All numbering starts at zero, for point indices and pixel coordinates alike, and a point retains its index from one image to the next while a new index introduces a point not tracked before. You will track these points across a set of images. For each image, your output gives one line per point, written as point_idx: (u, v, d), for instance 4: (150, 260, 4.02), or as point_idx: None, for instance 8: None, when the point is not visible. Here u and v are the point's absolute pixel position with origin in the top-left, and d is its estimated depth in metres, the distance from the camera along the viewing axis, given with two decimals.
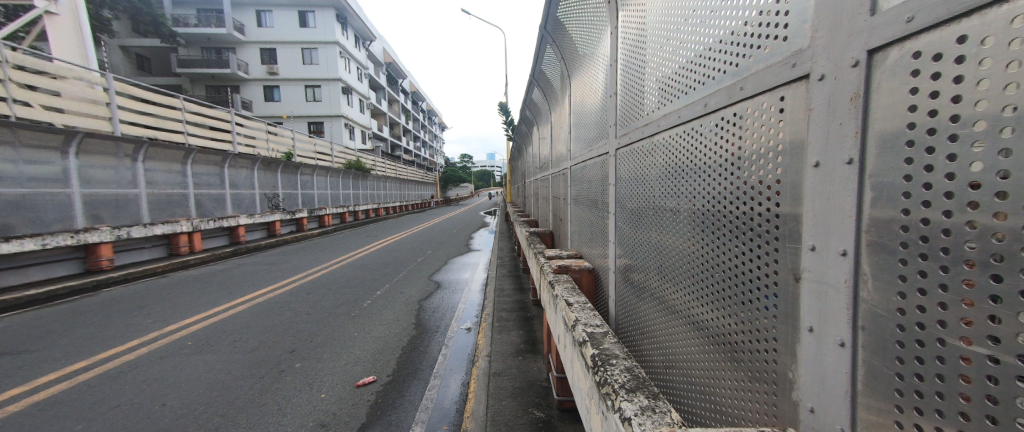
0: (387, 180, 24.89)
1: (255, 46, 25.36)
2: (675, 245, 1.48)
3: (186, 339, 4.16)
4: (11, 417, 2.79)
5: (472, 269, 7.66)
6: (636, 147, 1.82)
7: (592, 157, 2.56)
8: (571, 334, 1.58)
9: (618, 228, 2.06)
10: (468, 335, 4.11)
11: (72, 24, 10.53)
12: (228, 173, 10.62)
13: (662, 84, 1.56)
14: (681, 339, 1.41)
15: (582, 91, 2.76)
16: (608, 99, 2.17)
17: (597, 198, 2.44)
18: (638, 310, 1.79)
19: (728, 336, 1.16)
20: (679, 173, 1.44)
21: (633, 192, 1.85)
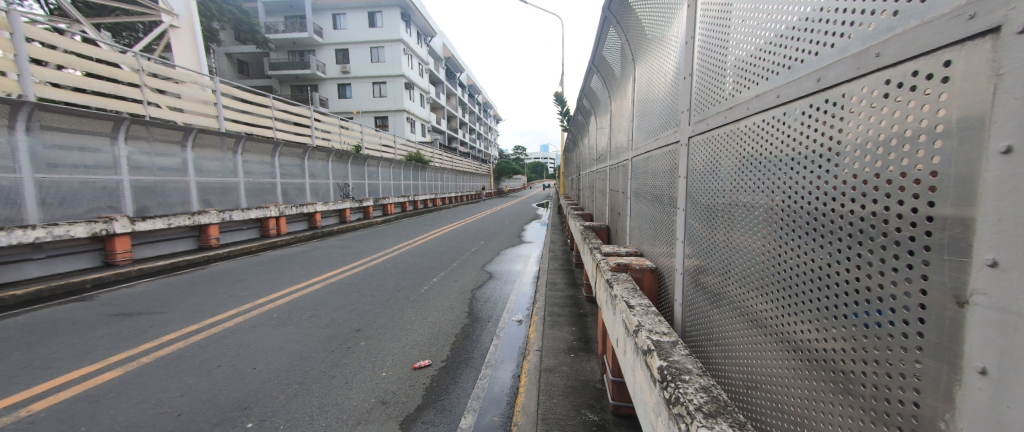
0: (443, 171, 25.78)
1: (332, 47, 27.57)
2: (761, 248, 1.31)
3: (273, 311, 4.66)
4: (142, 367, 3.30)
5: (525, 261, 7.68)
6: (715, 135, 1.62)
7: (658, 147, 2.38)
8: (634, 340, 1.49)
9: (689, 226, 1.88)
10: (519, 327, 4.12)
11: (189, 34, 12.07)
12: (306, 164, 11.64)
13: (752, 60, 1.36)
14: (768, 357, 1.24)
15: (649, 74, 2.58)
16: (682, 83, 1.97)
17: (663, 192, 2.26)
18: (712, 317, 1.62)
19: (835, 362, 0.98)
20: (769, 167, 1.25)
21: (708, 187, 1.68)
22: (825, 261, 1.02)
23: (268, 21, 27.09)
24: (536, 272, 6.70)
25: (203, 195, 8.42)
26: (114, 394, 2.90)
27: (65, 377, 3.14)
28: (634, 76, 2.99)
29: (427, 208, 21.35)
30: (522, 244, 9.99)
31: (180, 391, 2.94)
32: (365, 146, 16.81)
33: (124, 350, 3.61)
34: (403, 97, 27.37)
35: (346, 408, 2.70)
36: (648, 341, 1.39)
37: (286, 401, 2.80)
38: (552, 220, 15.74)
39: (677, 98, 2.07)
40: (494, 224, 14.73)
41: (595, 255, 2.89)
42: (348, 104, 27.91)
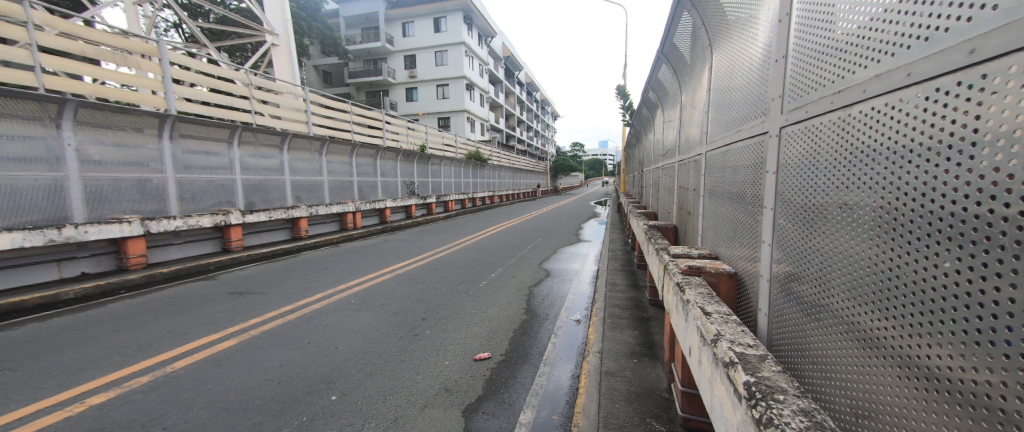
0: (502, 169, 26.20)
1: (401, 54, 29.43)
2: (875, 254, 1.11)
3: (351, 297, 5.11)
4: (249, 339, 3.80)
5: (583, 260, 7.52)
6: (815, 125, 1.42)
7: (739, 140, 2.17)
8: (712, 350, 1.37)
9: (780, 227, 1.68)
10: (579, 326, 4.06)
11: (286, 54, 13.46)
12: (377, 163, 12.54)
13: (868, 33, 1.16)
14: (881, 384, 1.04)
15: (730, 60, 2.36)
16: (775, 66, 1.76)
17: (746, 189, 2.06)
18: (807, 333, 1.42)
19: (985, 401, 0.78)
20: (890, 160, 1.05)
21: (805, 184, 1.47)
22: (971, 274, 0.82)
23: (347, 34, 29.60)
24: (596, 271, 6.54)
25: (295, 191, 9.44)
26: (229, 361, 3.37)
27: (196, 343, 3.73)
28: (710, 62, 2.77)
29: (485, 206, 21.85)
30: (581, 242, 9.81)
31: (279, 361, 3.34)
32: (430, 145, 17.65)
33: (233, 324, 4.18)
34: (464, 98, 28.32)
35: (413, 391, 2.86)
36: (731, 354, 1.27)
37: (363, 380, 3.04)
38: (612, 219, 15.26)
39: (766, 84, 1.86)
40: (552, 221, 14.70)
41: (662, 256, 2.75)
42: (414, 107, 29.50)
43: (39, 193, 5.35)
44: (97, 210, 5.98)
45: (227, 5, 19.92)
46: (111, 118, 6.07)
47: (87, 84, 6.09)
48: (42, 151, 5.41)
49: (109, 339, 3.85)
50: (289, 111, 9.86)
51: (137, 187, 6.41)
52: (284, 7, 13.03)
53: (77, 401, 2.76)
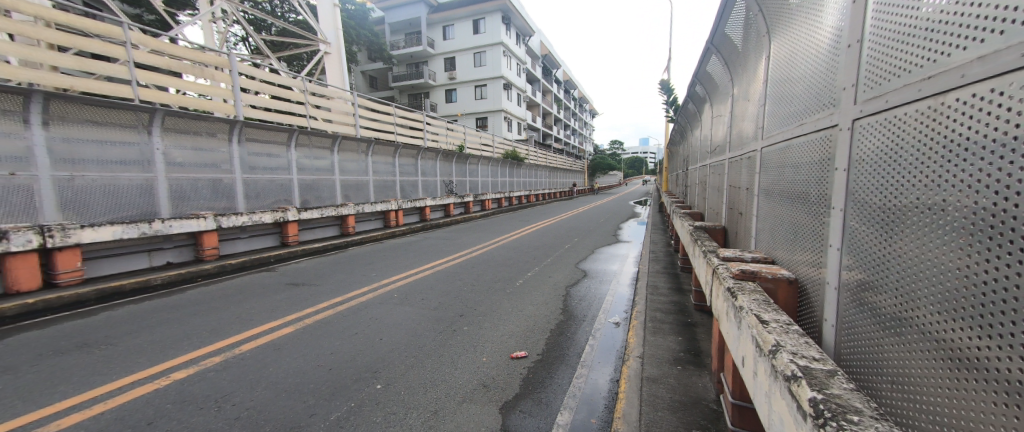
0: (538, 168, 26.11)
1: (441, 57, 30.18)
2: (975, 263, 0.96)
3: (394, 291, 5.32)
4: (304, 327, 4.07)
5: (622, 261, 7.33)
6: (897, 116, 1.27)
7: (802, 133, 2.00)
8: (771, 361, 1.28)
9: (851, 230, 1.52)
10: (618, 329, 3.95)
11: (336, 62, 14.26)
12: (418, 163, 12.93)
13: (967, 10, 1.01)
14: (978, 412, 0.91)
15: (792, 48, 2.18)
16: (846, 52, 1.60)
17: (810, 188, 1.89)
18: (883, 349, 1.27)
19: None
20: (995, 154, 0.91)
21: (884, 182, 1.32)
22: None
23: (391, 39, 30.82)
24: (636, 273, 6.34)
25: (343, 190, 9.95)
26: (287, 346, 3.62)
27: (259, 328, 4.05)
28: (768, 51, 2.58)
29: (521, 205, 21.89)
30: (620, 243, 9.54)
31: (330, 349, 3.54)
32: (468, 145, 17.94)
33: (288, 313, 4.49)
34: (502, 97, 28.53)
35: (452, 386, 2.92)
36: (794, 367, 1.17)
37: (405, 371, 3.15)
38: (652, 219, 14.72)
39: (836, 71, 1.70)
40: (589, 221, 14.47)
41: (710, 259, 2.62)
42: (454, 108, 30.13)
43: (135, 191, 6.07)
44: (179, 207, 6.63)
45: (286, 18, 21.47)
46: (191, 124, 6.71)
47: (171, 95, 6.76)
48: (134, 155, 6.08)
49: (184, 322, 4.26)
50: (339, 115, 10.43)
51: (211, 186, 7.05)
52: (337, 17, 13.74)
53: (164, 375, 3.10)
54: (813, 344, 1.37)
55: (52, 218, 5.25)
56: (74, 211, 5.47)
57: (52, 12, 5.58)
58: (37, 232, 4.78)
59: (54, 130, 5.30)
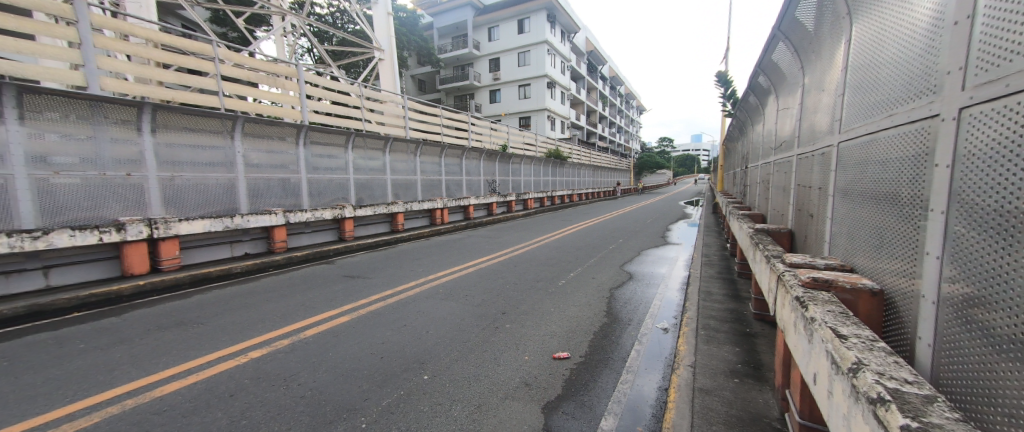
0: (582, 167, 25.70)
1: (487, 58, 30.64)
2: None
3: (440, 287, 5.50)
4: (359, 317, 4.32)
5: (671, 264, 7.00)
6: (1018, 102, 1.08)
7: (892, 126, 1.78)
8: (850, 379, 1.15)
9: (955, 235, 1.32)
10: (667, 334, 3.78)
11: (389, 66, 14.96)
12: (463, 163, 13.22)
13: None
14: None
15: (880, 30, 1.94)
16: (952, 31, 1.40)
17: (901, 188, 1.67)
18: (997, 377, 1.09)
19: None
20: None
21: (1003, 179, 1.12)
22: None
23: (439, 43, 31.82)
24: (686, 277, 6.03)
25: (394, 189, 10.41)
26: (344, 334, 3.87)
27: (320, 316, 4.36)
28: (848, 35, 2.32)
29: (564, 204, 21.68)
30: (669, 245, 9.11)
31: (383, 339, 3.73)
32: (511, 144, 18.05)
33: (345, 304, 4.79)
34: (546, 96, 28.39)
35: (495, 382, 2.94)
36: (880, 388, 1.05)
37: (450, 365, 3.23)
38: (703, 220, 13.91)
39: (938, 53, 1.48)
40: (635, 221, 14.01)
41: (774, 265, 2.42)
42: (498, 108, 30.46)
43: (220, 190, 6.78)
44: (254, 204, 7.30)
45: (345, 28, 22.95)
46: (265, 129, 7.37)
47: (248, 103, 7.46)
48: (219, 157, 6.76)
49: (256, 308, 4.69)
50: (391, 117, 10.94)
51: (280, 185, 7.69)
52: (390, 25, 14.39)
53: (242, 354, 3.44)
54: (904, 365, 1.21)
55: (157, 213, 6.02)
56: (174, 207, 6.21)
57: (158, 33, 6.36)
58: (145, 223, 5.57)
59: (160, 136, 6.05)
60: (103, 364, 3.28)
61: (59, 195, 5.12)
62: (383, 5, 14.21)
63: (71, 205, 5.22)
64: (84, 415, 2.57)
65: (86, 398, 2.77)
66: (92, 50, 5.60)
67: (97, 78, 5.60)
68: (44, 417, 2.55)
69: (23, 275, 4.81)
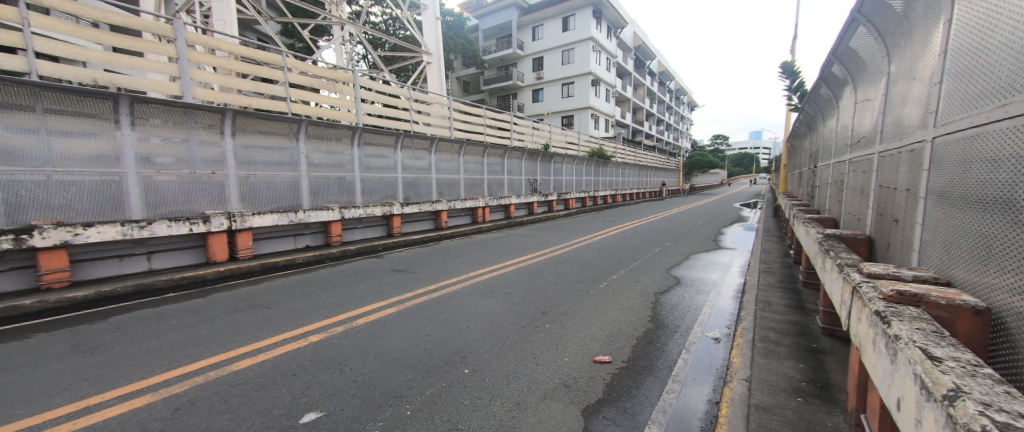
0: (626, 167, 24.93)
1: (531, 57, 30.65)
2: None
3: (481, 284, 5.58)
4: (406, 310, 4.49)
5: (724, 270, 6.58)
6: None
7: (1006, 119, 1.53)
8: (944, 409, 1.00)
9: None
10: (718, 344, 3.55)
11: (436, 68, 15.42)
12: (505, 162, 13.31)
13: None
14: None
15: (990, 8, 1.69)
16: None
17: (1018, 190, 1.43)
18: None
19: None
20: None
21: None
22: None
23: (484, 45, 32.32)
24: (741, 284, 5.65)
25: (438, 187, 10.73)
26: (392, 325, 4.04)
27: (370, 307, 4.59)
28: (948, 16, 2.04)
29: (606, 205, 21.19)
30: (721, 250, 8.58)
31: (427, 332, 3.85)
32: (553, 144, 17.91)
33: (392, 296, 5.00)
34: (590, 94, 27.84)
35: (535, 381, 2.92)
36: (986, 421, 0.89)
37: (490, 361, 3.26)
38: (760, 224, 12.94)
39: None
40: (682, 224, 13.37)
41: (850, 276, 2.19)
42: (540, 107, 30.41)
43: (286, 187, 7.35)
44: (315, 200, 7.83)
45: (396, 34, 24.01)
46: (324, 131, 7.88)
47: (311, 107, 7.98)
48: (286, 157, 7.32)
49: (314, 296, 5.02)
50: (437, 118, 11.27)
51: (337, 183, 8.19)
52: (438, 29, 14.80)
53: (302, 338, 3.71)
54: (1014, 397, 1.03)
55: (235, 207, 6.64)
56: (248, 202, 6.82)
57: (239, 46, 6.98)
58: (225, 217, 6.22)
59: (238, 139, 6.67)
60: (186, 340, 3.68)
61: (158, 191, 5.80)
62: (432, 10, 14.67)
63: (169, 199, 5.91)
64: (173, 383, 2.90)
65: (174, 369, 3.12)
66: (187, 63, 6.28)
67: (190, 88, 6.25)
68: (141, 383, 2.90)
69: (131, 258, 5.52)
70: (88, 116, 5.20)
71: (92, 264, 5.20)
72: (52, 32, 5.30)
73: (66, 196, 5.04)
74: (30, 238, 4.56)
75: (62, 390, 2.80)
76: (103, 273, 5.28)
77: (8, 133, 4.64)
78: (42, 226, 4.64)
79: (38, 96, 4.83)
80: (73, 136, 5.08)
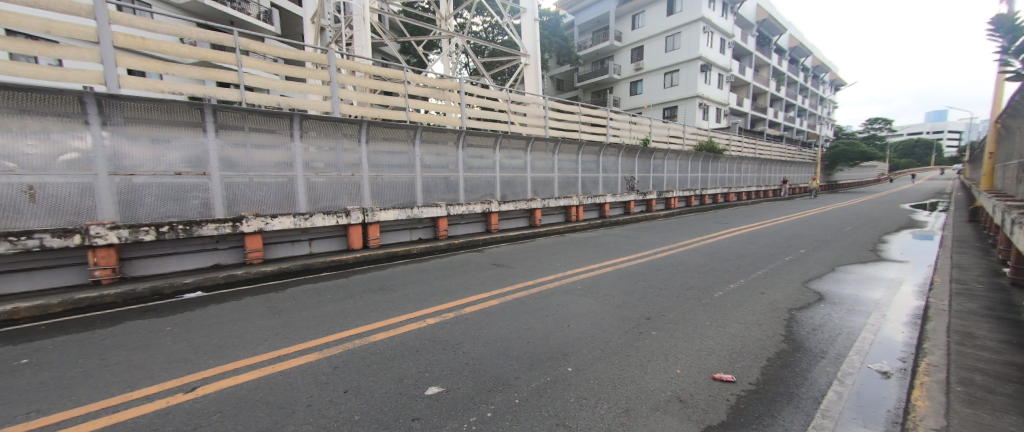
0: (743, 160, 21.88)
1: (628, 48, 29.17)
2: None
3: (579, 283, 5.49)
4: (509, 303, 4.66)
5: (890, 288, 5.28)
6: None
7: None
8: None
9: None
10: (888, 380, 2.87)
11: (533, 70, 15.72)
12: (600, 159, 12.89)
13: None
14: None
15: None
16: None
17: None
18: None
19: None
20: None
21: None
22: None
23: (581, 40, 31.95)
24: (918, 308, 4.46)
25: (534, 186, 10.92)
26: (496, 316, 4.25)
27: (475, 297, 4.91)
28: None
29: (715, 204, 18.98)
30: (883, 262, 6.89)
31: (529, 326, 3.94)
32: (653, 138, 16.70)
33: (494, 289, 5.26)
34: (698, 82, 25.01)
35: (646, 390, 2.77)
36: None
37: (594, 361, 3.20)
38: (944, 233, 9.98)
39: None
40: (817, 227, 11.20)
41: None
42: (640, 100, 28.70)
43: (406, 186, 8.30)
44: (427, 197, 8.70)
45: (495, 40, 25.36)
46: (436, 135, 8.69)
47: (424, 114, 8.89)
48: (406, 160, 8.28)
49: (426, 284, 5.59)
50: (534, 119, 11.46)
51: (445, 182, 8.96)
52: (536, 30, 15.03)
53: (423, 319, 4.16)
54: None
55: (367, 203, 7.77)
56: (377, 199, 7.89)
57: (371, 66, 8.09)
58: (361, 212, 7.35)
59: (371, 145, 7.76)
60: (337, 312, 4.43)
61: (316, 190, 7.10)
62: (531, 13, 14.95)
63: (324, 197, 7.21)
64: (331, 346, 3.53)
65: (331, 335, 3.79)
66: (336, 85, 7.53)
67: (338, 105, 7.46)
68: (311, 343, 3.60)
69: (299, 243, 6.88)
70: (275, 132, 6.63)
71: (276, 246, 6.63)
72: (253, 69, 6.88)
73: (260, 194, 6.51)
74: (241, 225, 6.08)
75: (263, 341, 3.64)
76: (283, 254, 6.70)
77: (227, 147, 6.17)
78: (247, 216, 6.15)
79: (246, 118, 6.31)
80: (263, 147, 6.52)
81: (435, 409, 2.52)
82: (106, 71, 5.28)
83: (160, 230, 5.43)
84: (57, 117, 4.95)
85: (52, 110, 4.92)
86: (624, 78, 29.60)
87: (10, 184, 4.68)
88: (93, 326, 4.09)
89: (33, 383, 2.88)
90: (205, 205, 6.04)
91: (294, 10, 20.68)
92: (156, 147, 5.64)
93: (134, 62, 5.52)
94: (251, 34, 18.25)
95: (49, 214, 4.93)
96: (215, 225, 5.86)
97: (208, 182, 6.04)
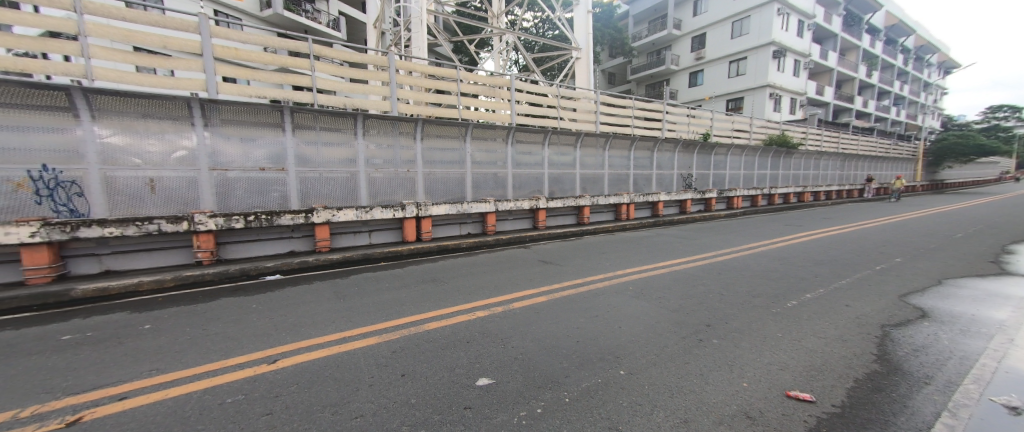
0: (823, 156, 19.63)
1: (689, 37, 27.45)
2: None
3: (630, 284, 5.30)
4: (557, 301, 4.62)
5: (1014, 308, 4.44)
6: None
7: None
8: None
9: None
10: (1018, 417, 2.43)
11: (584, 64, 15.37)
12: (655, 156, 12.29)
13: None
14: None
15: None
16: None
17: None
18: None
19: None
20: None
21: None
22: None
23: (637, 31, 30.71)
24: None
25: (583, 183, 10.72)
26: (543, 313, 4.25)
27: (521, 293, 4.94)
28: None
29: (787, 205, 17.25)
30: (1006, 277, 5.79)
31: (578, 325, 3.89)
32: (715, 132, 15.55)
33: (541, 286, 5.25)
34: (770, 70, 22.83)
35: (706, 401, 2.61)
36: None
37: (648, 367, 3.08)
38: None
39: None
40: (915, 232, 9.73)
41: None
42: (701, 91, 26.90)
43: (457, 182, 8.57)
44: (477, 193, 8.90)
45: (546, 35, 25.21)
46: (487, 132, 8.84)
47: (476, 112, 9.03)
48: (457, 157, 8.53)
49: (476, 278, 5.72)
50: (585, 114, 11.19)
51: (495, 179, 9.12)
52: (589, 22, 14.66)
53: (473, 312, 4.27)
54: None
55: (422, 198, 8.13)
56: (431, 193, 8.23)
57: (427, 66, 8.40)
58: (415, 206, 7.69)
59: (425, 142, 8.09)
60: (394, 301, 4.70)
61: (376, 185, 7.57)
62: (584, 5, 14.60)
63: (383, 191, 7.67)
64: (390, 331, 3.76)
65: (389, 321, 4.03)
66: (395, 85, 7.91)
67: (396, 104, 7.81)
68: (373, 328, 3.86)
69: (361, 234, 7.37)
70: (342, 131, 7.15)
71: (341, 236, 7.17)
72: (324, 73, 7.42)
73: (329, 188, 7.08)
74: (312, 216, 6.65)
75: (331, 323, 3.97)
76: (347, 243, 7.23)
77: (302, 145, 6.78)
78: (317, 208, 6.72)
79: (317, 119, 6.87)
80: (331, 145, 7.07)
81: (486, 400, 2.59)
82: (207, 79, 5.99)
83: (247, 219, 6.11)
84: (171, 121, 5.78)
85: (167, 114, 5.76)
86: (684, 68, 27.92)
87: (137, 177, 5.56)
88: (197, 301, 4.73)
89: (154, 346, 3.41)
90: (283, 198, 6.70)
91: (357, 16, 22.15)
92: (245, 145, 6.32)
93: (228, 70, 6.22)
94: (322, 41, 19.85)
95: (165, 203, 5.79)
96: (292, 215, 6.47)
97: (286, 177, 6.68)
